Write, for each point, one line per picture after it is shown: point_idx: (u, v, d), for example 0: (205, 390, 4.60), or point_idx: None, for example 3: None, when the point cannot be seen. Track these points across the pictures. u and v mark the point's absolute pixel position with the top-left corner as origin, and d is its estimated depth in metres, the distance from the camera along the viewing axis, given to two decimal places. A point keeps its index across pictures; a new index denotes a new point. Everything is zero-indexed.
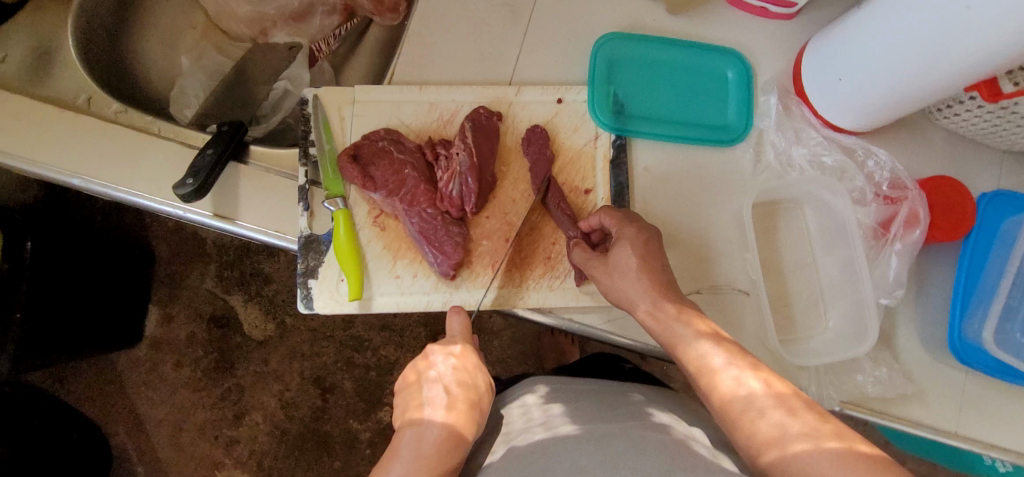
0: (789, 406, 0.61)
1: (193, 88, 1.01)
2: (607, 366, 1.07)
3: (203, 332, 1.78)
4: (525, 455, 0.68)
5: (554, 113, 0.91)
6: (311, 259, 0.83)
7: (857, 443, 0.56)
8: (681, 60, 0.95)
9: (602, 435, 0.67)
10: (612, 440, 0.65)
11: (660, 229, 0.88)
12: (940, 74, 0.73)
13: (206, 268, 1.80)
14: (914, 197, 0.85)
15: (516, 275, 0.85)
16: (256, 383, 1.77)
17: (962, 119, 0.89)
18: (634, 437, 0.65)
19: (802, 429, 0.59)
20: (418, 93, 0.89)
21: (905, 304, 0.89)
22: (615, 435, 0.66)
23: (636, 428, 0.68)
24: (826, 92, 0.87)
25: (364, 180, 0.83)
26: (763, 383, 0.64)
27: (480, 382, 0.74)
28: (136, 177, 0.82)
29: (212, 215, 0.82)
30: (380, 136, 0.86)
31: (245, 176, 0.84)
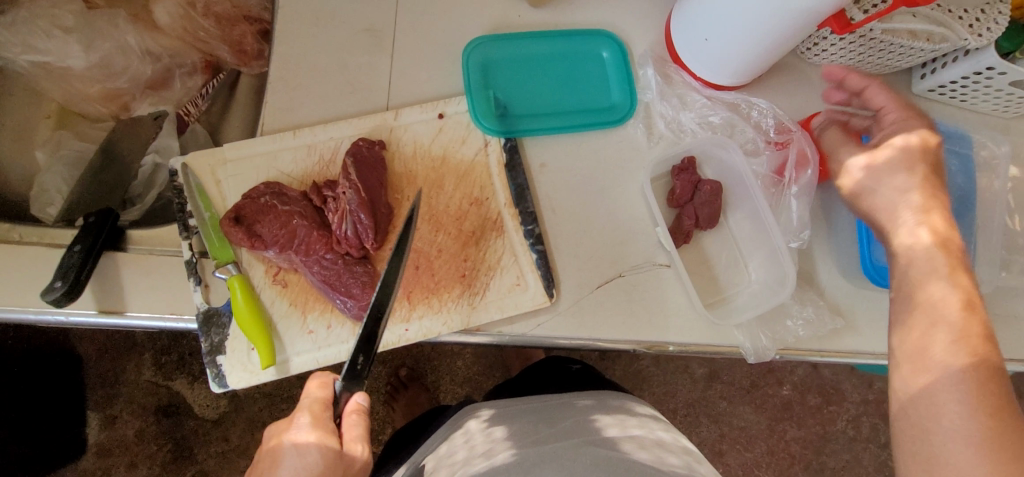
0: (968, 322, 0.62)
1: (55, 184, 0.92)
2: (555, 370, 1.07)
3: (152, 425, 1.68)
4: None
5: (438, 130, 0.88)
6: (215, 335, 0.78)
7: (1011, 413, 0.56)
8: (555, 51, 0.94)
9: (531, 470, 0.65)
10: (541, 467, 0.65)
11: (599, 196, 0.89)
12: (789, 15, 0.74)
13: (141, 358, 1.70)
14: (801, 138, 0.87)
15: (435, 300, 0.84)
16: (220, 464, 1.68)
17: (829, 54, 0.92)
18: (566, 460, 0.67)
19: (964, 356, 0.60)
20: (293, 139, 0.85)
21: (817, 240, 0.90)
22: (543, 462, 0.66)
23: (572, 446, 0.69)
24: (697, 54, 0.88)
25: (251, 240, 0.79)
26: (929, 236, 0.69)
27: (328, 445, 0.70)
28: (3, 292, 0.75)
29: (98, 312, 0.77)
30: (260, 191, 0.81)
31: (124, 263, 0.79)
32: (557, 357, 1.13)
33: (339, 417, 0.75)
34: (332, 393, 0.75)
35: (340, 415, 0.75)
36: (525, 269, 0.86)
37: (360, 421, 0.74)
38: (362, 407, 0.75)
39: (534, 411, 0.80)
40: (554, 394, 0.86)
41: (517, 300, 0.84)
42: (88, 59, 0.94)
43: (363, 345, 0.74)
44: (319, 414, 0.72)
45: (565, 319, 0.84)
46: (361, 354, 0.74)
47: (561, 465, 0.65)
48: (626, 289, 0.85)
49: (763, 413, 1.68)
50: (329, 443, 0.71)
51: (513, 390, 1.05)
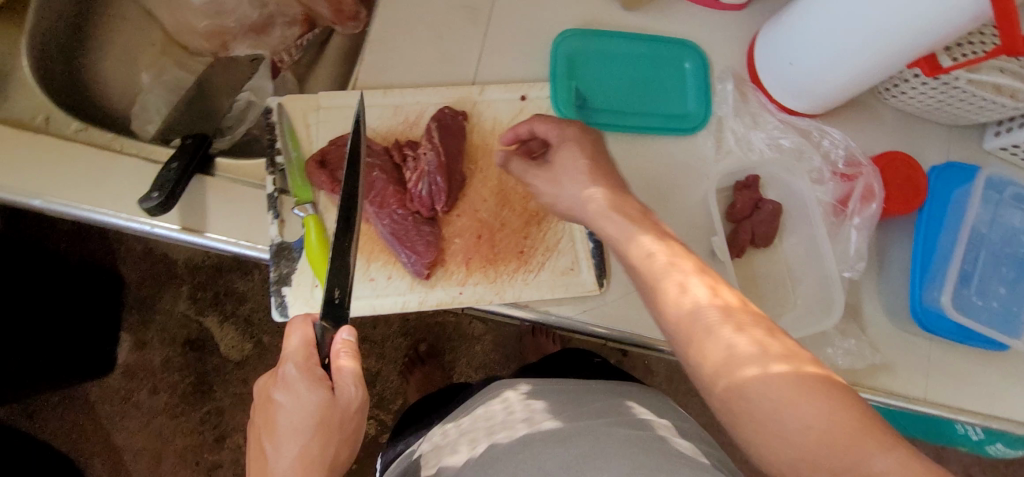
0: (766, 327, 0.55)
1: (155, 104, 1.01)
2: (576, 360, 1.10)
3: (178, 356, 1.74)
4: (500, 459, 0.70)
5: (518, 111, 0.92)
6: (283, 267, 0.83)
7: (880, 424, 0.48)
8: (641, 53, 0.97)
9: (569, 441, 0.68)
10: (577, 441, 0.68)
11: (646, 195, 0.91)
12: (883, 49, 0.76)
13: (179, 291, 1.76)
14: (869, 173, 0.89)
15: (491, 271, 0.87)
16: (236, 405, 1.74)
17: (908, 97, 0.93)
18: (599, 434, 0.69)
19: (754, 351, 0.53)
20: (383, 97, 0.89)
21: (867, 276, 0.92)
22: (580, 436, 0.69)
23: (604, 424, 0.71)
24: (779, 77, 0.91)
25: (332, 185, 0.83)
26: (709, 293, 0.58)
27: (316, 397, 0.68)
28: (100, 195, 0.81)
29: (180, 229, 0.82)
30: (346, 141, 0.86)
31: (211, 188, 0.83)
32: (576, 349, 1.16)
33: (329, 356, 0.72)
34: (315, 335, 0.72)
35: (329, 355, 0.71)
36: (580, 256, 0.89)
37: (349, 359, 0.70)
38: (350, 344, 0.72)
39: (570, 391, 0.83)
40: (589, 380, 0.88)
41: (568, 283, 0.87)
42: None
43: (336, 279, 0.74)
44: (306, 364, 0.69)
45: (612, 310, 0.87)
46: (337, 288, 0.74)
47: (597, 440, 0.68)
48: None
49: None
50: (318, 390, 0.68)
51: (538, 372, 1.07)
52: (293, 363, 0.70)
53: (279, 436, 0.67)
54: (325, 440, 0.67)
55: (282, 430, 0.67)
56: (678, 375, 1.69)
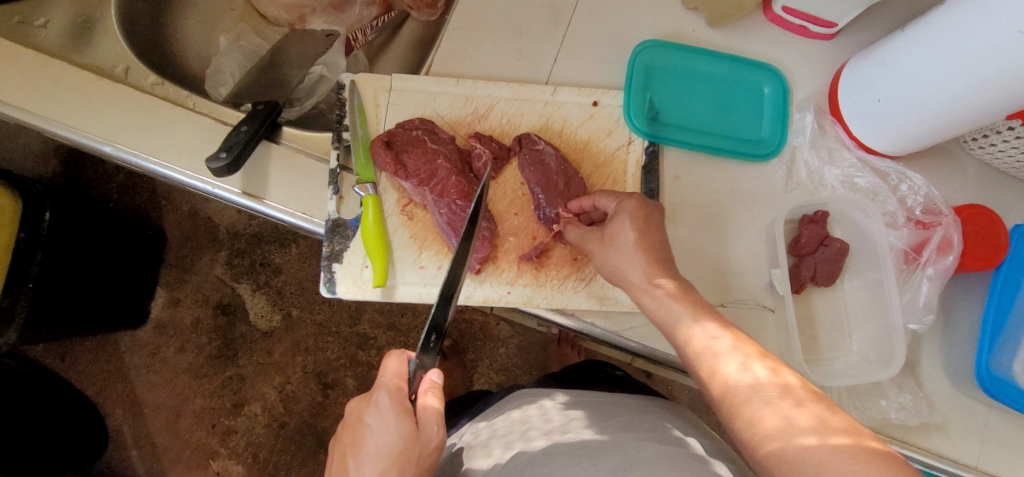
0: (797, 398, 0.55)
1: (229, 67, 1.01)
2: (596, 372, 1.08)
3: (209, 318, 1.76)
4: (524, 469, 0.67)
5: (588, 116, 0.91)
6: (337, 244, 0.82)
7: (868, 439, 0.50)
8: (720, 72, 0.94)
9: (597, 456, 0.65)
10: (605, 454, 0.65)
11: (708, 221, 0.88)
12: (984, 94, 0.72)
13: (218, 254, 1.79)
14: (949, 223, 0.84)
15: (541, 274, 0.85)
16: (257, 374, 1.75)
17: (997, 150, 0.88)
18: (628, 449, 0.66)
19: (804, 422, 0.52)
20: (455, 86, 0.88)
21: (932, 332, 0.87)
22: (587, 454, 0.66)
23: (624, 439, 0.69)
24: (863, 114, 0.87)
25: (396, 167, 0.83)
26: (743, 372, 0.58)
27: (405, 429, 0.67)
28: (168, 150, 0.82)
29: (241, 193, 0.82)
30: (414, 125, 0.85)
31: (276, 155, 0.84)
32: (590, 361, 1.13)
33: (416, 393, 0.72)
34: (408, 372, 0.72)
35: (416, 392, 0.72)
36: None
37: (435, 398, 0.71)
38: (435, 386, 0.71)
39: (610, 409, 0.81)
40: (628, 398, 0.86)
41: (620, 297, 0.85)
42: None
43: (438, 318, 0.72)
44: (397, 392, 0.69)
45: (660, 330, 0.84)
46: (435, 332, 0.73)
47: (622, 458, 0.64)
48: None
49: None
50: (404, 424, 0.68)
51: (561, 381, 1.05)
52: (385, 393, 0.70)
53: (363, 457, 0.67)
54: (401, 470, 0.66)
55: (372, 448, 0.67)
56: (701, 405, 1.65)
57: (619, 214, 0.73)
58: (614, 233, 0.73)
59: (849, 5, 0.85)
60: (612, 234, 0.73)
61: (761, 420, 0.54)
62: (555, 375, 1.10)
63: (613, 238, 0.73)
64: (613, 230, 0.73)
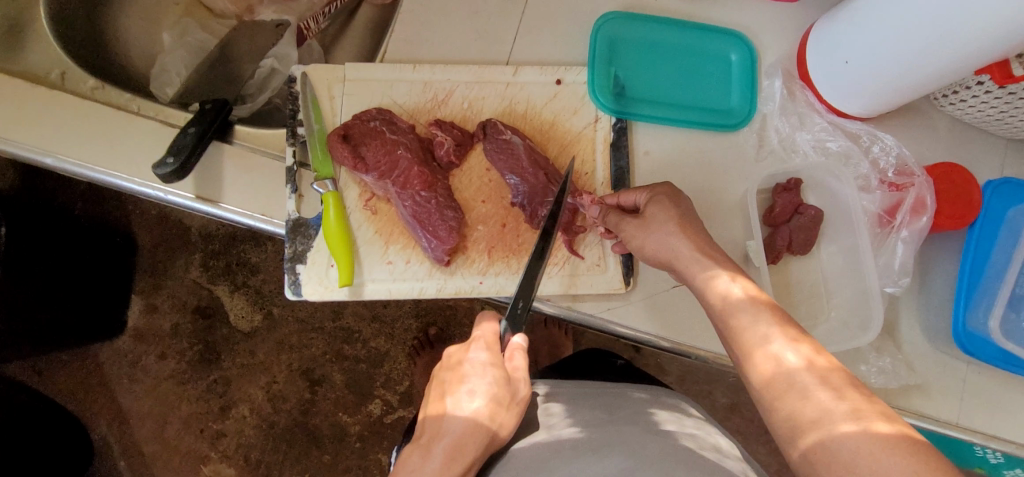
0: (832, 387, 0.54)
1: (174, 65, 0.98)
2: (597, 362, 1.05)
3: (188, 323, 1.72)
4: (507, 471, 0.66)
5: (552, 95, 0.88)
6: (300, 244, 0.79)
7: (875, 423, 0.50)
8: (685, 41, 0.91)
9: (574, 461, 0.63)
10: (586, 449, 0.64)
11: None
12: (951, 48, 0.70)
13: (192, 257, 1.73)
14: (921, 183, 0.83)
15: (513, 261, 0.83)
16: (243, 375, 1.72)
17: (968, 106, 0.87)
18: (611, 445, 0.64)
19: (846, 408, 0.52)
20: (411, 72, 0.85)
21: (908, 293, 0.87)
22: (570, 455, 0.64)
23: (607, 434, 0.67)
24: (832, 76, 0.85)
25: (355, 160, 0.80)
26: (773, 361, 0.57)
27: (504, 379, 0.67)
28: (114, 158, 0.78)
29: (195, 198, 0.78)
30: (371, 115, 0.83)
31: (228, 156, 0.80)
32: (596, 350, 1.10)
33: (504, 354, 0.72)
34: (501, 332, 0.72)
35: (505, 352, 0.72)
36: (608, 252, 0.86)
37: (523, 358, 0.70)
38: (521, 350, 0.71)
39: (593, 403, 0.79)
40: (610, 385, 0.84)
41: (593, 280, 0.84)
42: None
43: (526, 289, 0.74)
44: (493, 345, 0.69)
45: (637, 311, 0.83)
46: (522, 301, 0.74)
47: (597, 458, 0.63)
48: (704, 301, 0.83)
49: (774, 457, 1.66)
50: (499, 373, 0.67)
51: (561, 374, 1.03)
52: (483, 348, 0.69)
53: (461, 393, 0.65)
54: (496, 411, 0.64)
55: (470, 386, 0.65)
56: (690, 376, 1.65)
57: (655, 197, 0.73)
58: (653, 216, 0.71)
59: None
60: (652, 217, 0.71)
61: (796, 410, 0.54)
62: (556, 366, 1.08)
63: (653, 220, 0.71)
64: (653, 211, 0.71)
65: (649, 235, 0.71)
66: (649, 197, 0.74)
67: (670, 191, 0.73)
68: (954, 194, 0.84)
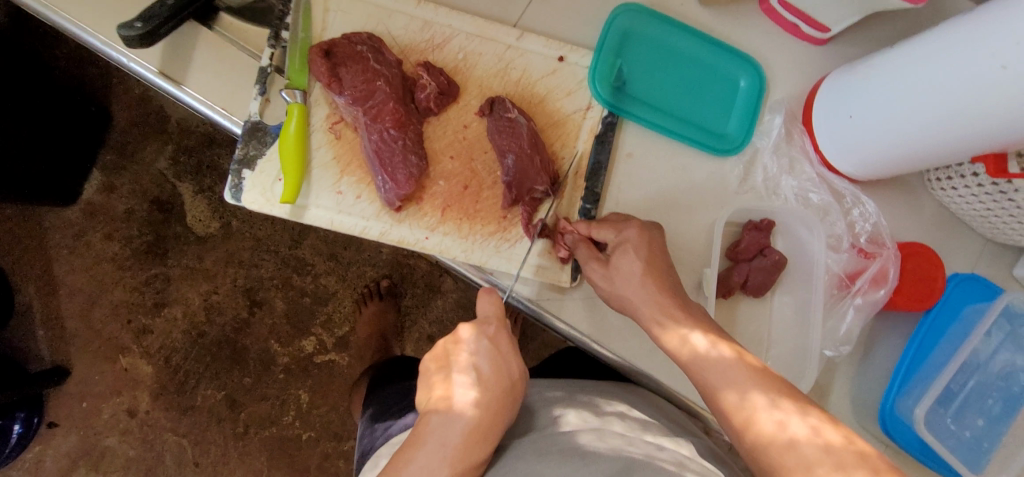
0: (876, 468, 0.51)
1: None
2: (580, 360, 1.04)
3: (143, 211, 1.67)
4: None
5: (551, 71, 0.85)
6: (252, 148, 0.76)
7: None
8: (698, 54, 0.88)
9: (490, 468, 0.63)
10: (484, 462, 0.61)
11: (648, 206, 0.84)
12: (953, 128, 0.68)
13: (164, 147, 1.67)
14: (889, 256, 0.82)
15: (464, 226, 0.80)
16: (184, 278, 1.68)
17: (958, 195, 0.85)
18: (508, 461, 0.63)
19: None
20: (413, 8, 0.81)
21: (847, 362, 0.85)
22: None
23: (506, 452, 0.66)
24: (832, 129, 0.82)
25: (330, 79, 0.77)
26: (811, 430, 0.55)
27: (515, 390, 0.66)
28: (82, 9, 0.74)
29: (157, 72, 0.75)
30: (361, 39, 0.79)
31: (203, 41, 0.76)
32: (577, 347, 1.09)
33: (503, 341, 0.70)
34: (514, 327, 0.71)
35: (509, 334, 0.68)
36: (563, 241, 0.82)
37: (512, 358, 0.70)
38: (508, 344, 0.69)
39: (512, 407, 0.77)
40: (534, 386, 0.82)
41: (541, 268, 0.80)
42: None
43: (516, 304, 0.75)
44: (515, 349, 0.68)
45: (575, 307, 0.80)
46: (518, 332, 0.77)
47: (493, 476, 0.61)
48: None
49: None
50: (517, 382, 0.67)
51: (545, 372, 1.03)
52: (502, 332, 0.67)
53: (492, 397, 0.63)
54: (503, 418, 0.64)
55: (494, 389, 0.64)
56: None
57: (621, 244, 0.72)
58: (618, 267, 0.71)
59: (845, 10, 0.80)
60: (617, 269, 0.71)
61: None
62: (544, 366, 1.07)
63: (617, 273, 0.71)
64: (618, 263, 0.71)
65: (616, 285, 0.71)
66: (617, 240, 0.73)
67: (646, 235, 0.72)
68: (918, 277, 0.83)
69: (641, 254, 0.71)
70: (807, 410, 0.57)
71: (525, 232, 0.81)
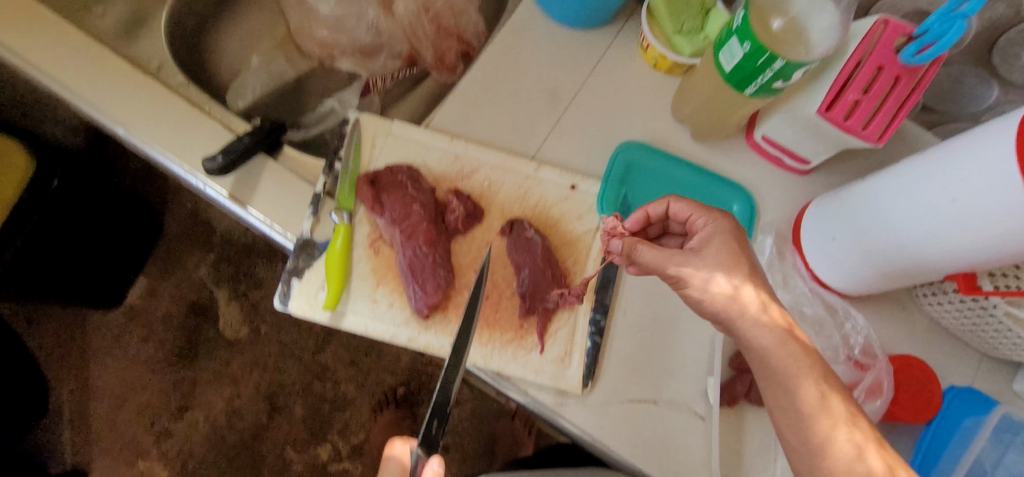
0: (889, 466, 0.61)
1: (253, 86, 1.13)
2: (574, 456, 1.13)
3: (179, 315, 1.77)
4: None
5: (564, 197, 0.97)
6: (301, 261, 0.87)
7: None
8: (695, 184, 1.00)
9: None
10: None
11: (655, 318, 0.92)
12: (923, 250, 0.77)
13: (206, 256, 1.80)
14: (881, 367, 0.87)
15: (485, 333, 0.88)
16: (210, 381, 1.74)
17: (945, 310, 0.92)
18: None
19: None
20: (447, 144, 0.96)
21: None
22: None
23: None
24: (817, 247, 0.91)
25: (373, 202, 0.89)
26: (855, 447, 0.61)
27: None
28: (173, 144, 0.89)
29: (227, 195, 0.87)
30: (401, 170, 0.92)
31: (268, 170, 0.89)
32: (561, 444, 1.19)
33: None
34: (410, 463, 0.76)
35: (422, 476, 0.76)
36: (575, 349, 0.89)
37: None
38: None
39: None
40: None
41: (554, 373, 0.87)
42: (333, 10, 1.13)
43: (438, 409, 0.78)
44: None
45: (587, 412, 0.85)
46: (435, 421, 0.78)
47: None
48: (656, 418, 0.86)
49: None
50: None
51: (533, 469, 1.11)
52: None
53: None
54: None
55: None
56: None
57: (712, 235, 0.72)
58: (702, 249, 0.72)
59: (821, 147, 0.92)
60: (703, 249, 0.71)
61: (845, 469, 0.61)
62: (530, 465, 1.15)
63: (703, 251, 0.71)
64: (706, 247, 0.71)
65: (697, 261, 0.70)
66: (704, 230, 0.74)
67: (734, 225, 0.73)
68: (912, 389, 0.87)
69: (730, 243, 0.71)
70: (857, 424, 0.62)
71: (540, 340, 0.89)
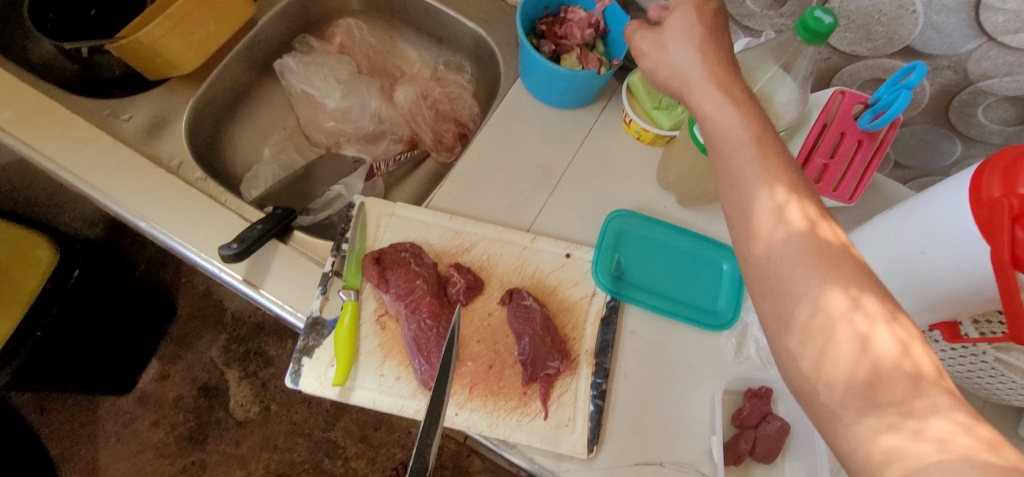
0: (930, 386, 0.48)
1: (265, 175, 1.20)
2: None
3: (190, 398, 1.77)
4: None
5: (560, 265, 1.01)
6: (311, 339, 0.91)
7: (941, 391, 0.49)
8: (685, 247, 1.05)
9: None
10: None
11: (653, 378, 0.94)
12: (900, 301, 0.81)
13: (217, 337, 1.84)
14: None
15: (490, 401, 0.91)
16: (219, 463, 1.73)
17: (939, 358, 0.94)
18: None
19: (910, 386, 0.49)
20: (447, 221, 1.02)
21: None
22: None
23: None
24: None
25: (379, 280, 0.94)
26: (888, 337, 0.51)
27: None
28: (192, 233, 0.95)
29: (241, 280, 0.93)
30: (405, 247, 0.98)
31: (280, 253, 0.95)
32: None
33: None
34: None
35: None
36: (579, 414, 0.91)
37: None
38: None
39: None
40: None
41: (560, 438, 0.89)
42: (339, 103, 1.25)
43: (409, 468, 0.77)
44: None
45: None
46: None
47: None
48: None
49: None
50: None
51: None
52: None
53: None
54: None
55: None
56: None
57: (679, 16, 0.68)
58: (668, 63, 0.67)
59: None
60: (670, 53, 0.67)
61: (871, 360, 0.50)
62: None
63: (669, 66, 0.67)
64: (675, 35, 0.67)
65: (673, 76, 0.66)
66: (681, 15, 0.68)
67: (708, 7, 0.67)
68: None
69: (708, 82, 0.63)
70: (897, 320, 0.52)
71: (543, 406, 0.91)
